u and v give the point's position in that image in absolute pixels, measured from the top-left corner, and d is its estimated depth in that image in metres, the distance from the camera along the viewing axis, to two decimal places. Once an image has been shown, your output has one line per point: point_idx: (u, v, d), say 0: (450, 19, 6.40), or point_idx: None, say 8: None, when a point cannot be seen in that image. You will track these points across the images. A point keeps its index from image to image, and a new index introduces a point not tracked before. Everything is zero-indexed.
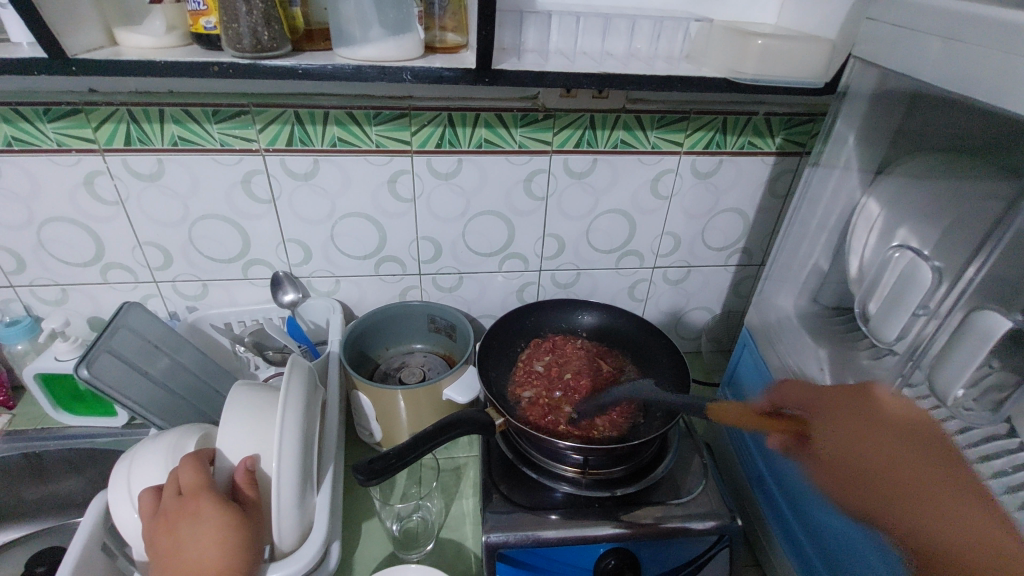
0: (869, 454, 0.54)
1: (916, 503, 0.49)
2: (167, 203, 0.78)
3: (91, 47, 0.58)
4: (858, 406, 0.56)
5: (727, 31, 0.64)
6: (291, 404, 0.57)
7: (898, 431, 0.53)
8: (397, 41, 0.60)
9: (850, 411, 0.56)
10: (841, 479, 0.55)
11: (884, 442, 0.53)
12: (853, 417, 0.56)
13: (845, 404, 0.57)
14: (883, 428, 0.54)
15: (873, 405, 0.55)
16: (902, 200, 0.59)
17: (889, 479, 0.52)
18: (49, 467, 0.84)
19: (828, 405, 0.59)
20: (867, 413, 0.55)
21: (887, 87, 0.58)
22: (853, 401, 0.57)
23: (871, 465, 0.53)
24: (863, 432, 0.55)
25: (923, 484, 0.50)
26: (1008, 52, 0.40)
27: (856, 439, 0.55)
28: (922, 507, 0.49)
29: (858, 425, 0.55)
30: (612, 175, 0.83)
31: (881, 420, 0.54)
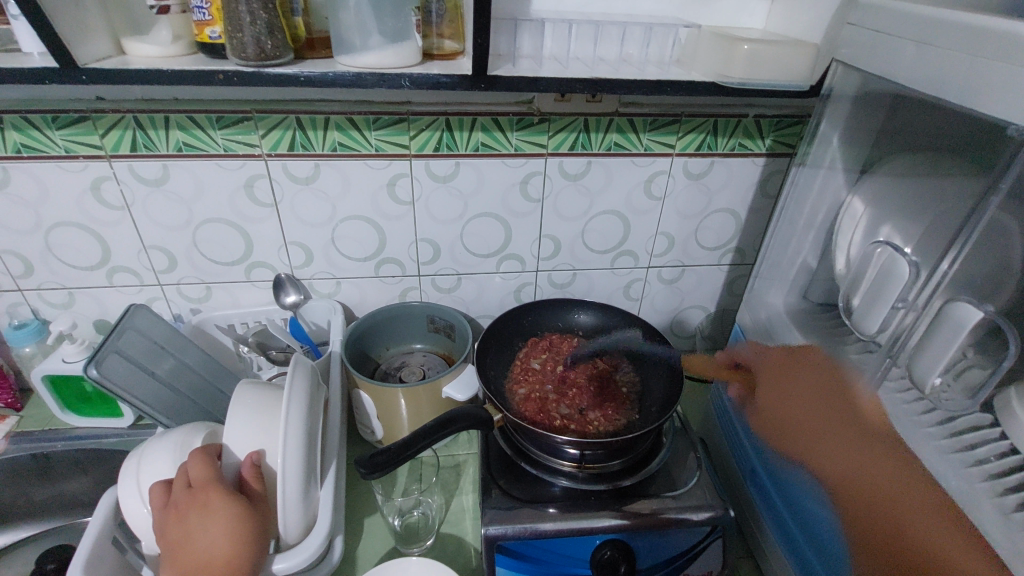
0: (819, 425, 0.61)
1: (861, 479, 0.56)
2: (172, 207, 0.80)
3: (100, 56, 0.60)
4: (807, 376, 0.64)
5: (715, 36, 0.66)
6: (295, 401, 0.59)
7: (841, 408, 0.60)
8: (396, 48, 0.62)
9: (805, 382, 0.64)
10: (790, 435, 0.65)
11: (819, 407, 0.62)
12: (808, 387, 0.64)
13: (795, 372, 0.66)
14: (826, 405, 0.61)
15: (824, 376, 0.63)
16: (885, 199, 0.61)
17: (838, 459, 0.59)
18: (55, 468, 0.85)
19: (783, 375, 0.67)
20: (824, 388, 0.62)
21: (869, 90, 0.60)
22: (801, 372, 0.65)
23: (822, 440, 0.61)
24: (812, 407, 0.63)
25: (867, 455, 0.56)
26: (980, 55, 0.42)
27: (808, 409, 0.63)
28: (867, 486, 0.55)
29: (808, 398, 0.64)
30: (606, 176, 0.85)
31: (829, 393, 0.61)
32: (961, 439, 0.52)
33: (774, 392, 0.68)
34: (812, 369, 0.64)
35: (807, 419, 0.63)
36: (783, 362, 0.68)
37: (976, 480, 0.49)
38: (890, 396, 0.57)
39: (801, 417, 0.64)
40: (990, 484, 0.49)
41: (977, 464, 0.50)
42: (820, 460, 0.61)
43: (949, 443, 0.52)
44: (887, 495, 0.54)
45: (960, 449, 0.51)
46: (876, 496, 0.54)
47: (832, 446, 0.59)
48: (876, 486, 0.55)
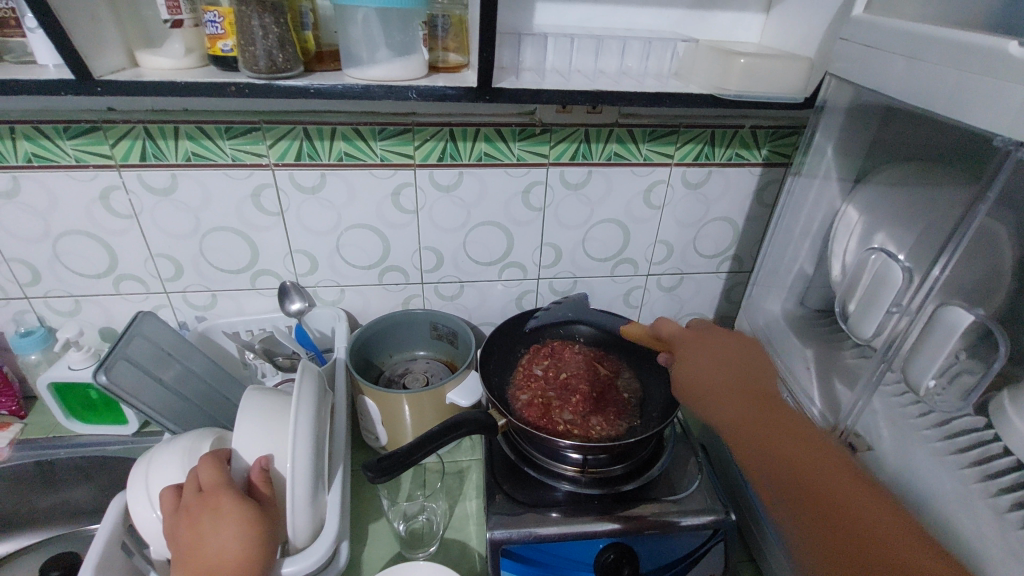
0: (720, 385, 0.60)
1: (782, 438, 0.53)
2: (180, 216, 0.81)
3: (114, 69, 0.62)
4: (718, 347, 0.65)
5: (712, 50, 0.68)
6: (304, 406, 0.60)
7: (748, 380, 0.60)
8: (403, 61, 0.64)
9: (717, 349, 0.64)
10: (750, 437, 0.54)
11: (722, 370, 0.61)
12: (717, 353, 0.64)
13: (698, 343, 0.67)
14: (735, 372, 0.61)
15: (741, 350, 0.64)
16: (879, 207, 0.63)
17: (745, 418, 0.56)
18: (60, 476, 0.86)
19: (703, 340, 0.67)
20: (738, 361, 0.63)
21: (861, 102, 0.61)
22: (719, 342, 0.65)
23: (731, 399, 0.58)
24: (726, 371, 0.61)
25: (771, 416, 0.56)
26: (967, 70, 0.44)
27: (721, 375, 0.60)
28: (785, 446, 0.53)
29: (722, 360, 0.63)
30: (606, 186, 0.87)
31: (734, 362, 0.62)
32: (955, 441, 0.54)
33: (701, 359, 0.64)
34: (722, 340, 0.66)
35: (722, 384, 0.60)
36: (700, 334, 0.68)
37: (971, 481, 0.51)
38: (887, 401, 0.60)
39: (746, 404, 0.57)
40: (985, 484, 0.50)
41: (972, 465, 0.52)
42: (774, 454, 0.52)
43: (943, 445, 0.54)
44: (811, 460, 0.51)
45: (953, 451, 0.53)
46: (798, 462, 0.51)
47: (745, 407, 0.57)
48: (793, 448, 0.52)
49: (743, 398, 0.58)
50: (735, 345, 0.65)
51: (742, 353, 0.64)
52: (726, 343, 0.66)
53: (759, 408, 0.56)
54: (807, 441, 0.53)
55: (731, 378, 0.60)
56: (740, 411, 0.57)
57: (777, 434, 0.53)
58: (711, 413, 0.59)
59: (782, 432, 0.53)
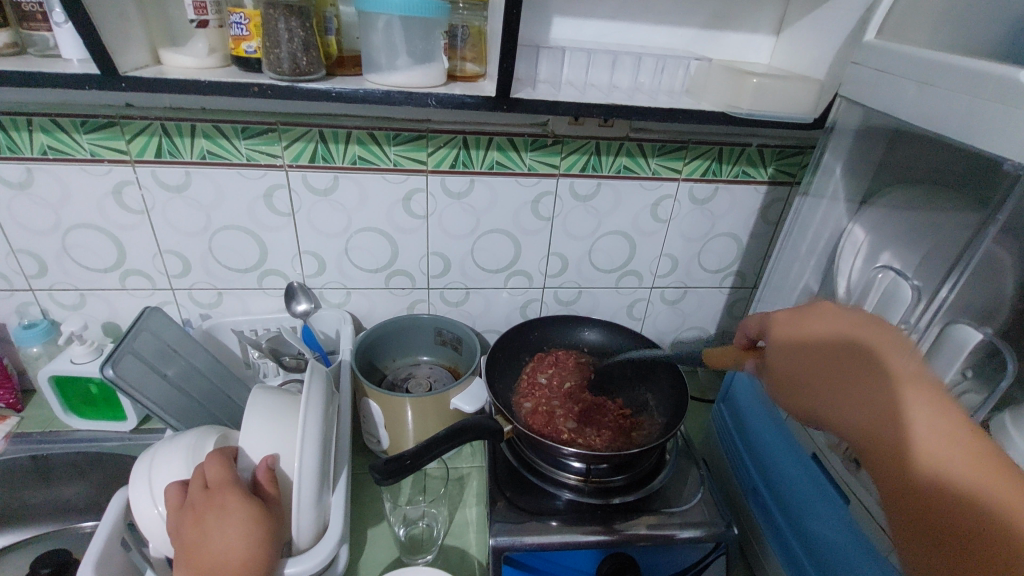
0: (814, 378, 0.60)
1: (887, 442, 0.50)
2: (191, 213, 0.82)
3: (138, 66, 0.62)
4: (818, 319, 0.63)
5: (725, 69, 0.70)
6: (312, 406, 0.60)
7: (862, 369, 0.55)
8: (423, 69, 0.65)
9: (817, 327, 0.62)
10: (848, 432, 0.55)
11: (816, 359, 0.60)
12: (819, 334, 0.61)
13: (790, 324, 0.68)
14: (846, 358, 0.57)
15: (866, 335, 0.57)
16: (884, 227, 0.64)
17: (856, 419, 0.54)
18: (55, 471, 0.85)
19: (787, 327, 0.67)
20: (856, 353, 0.57)
21: (871, 124, 0.63)
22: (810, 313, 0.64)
23: (812, 384, 0.60)
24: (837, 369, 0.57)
25: (865, 400, 0.54)
26: (978, 97, 0.45)
27: (807, 354, 0.61)
28: (876, 436, 0.52)
29: (822, 342, 0.60)
30: (615, 198, 0.88)
31: (846, 345, 0.58)
32: None
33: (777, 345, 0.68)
34: (838, 324, 0.60)
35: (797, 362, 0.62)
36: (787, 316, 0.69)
37: None
38: None
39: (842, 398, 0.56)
40: None
41: None
42: (872, 447, 0.52)
43: None
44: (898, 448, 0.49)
45: None
46: (894, 462, 0.49)
47: (841, 397, 0.56)
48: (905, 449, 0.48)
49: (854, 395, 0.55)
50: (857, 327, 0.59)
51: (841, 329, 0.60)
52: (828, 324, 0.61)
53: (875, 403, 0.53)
54: (899, 427, 0.50)
55: (824, 360, 0.59)
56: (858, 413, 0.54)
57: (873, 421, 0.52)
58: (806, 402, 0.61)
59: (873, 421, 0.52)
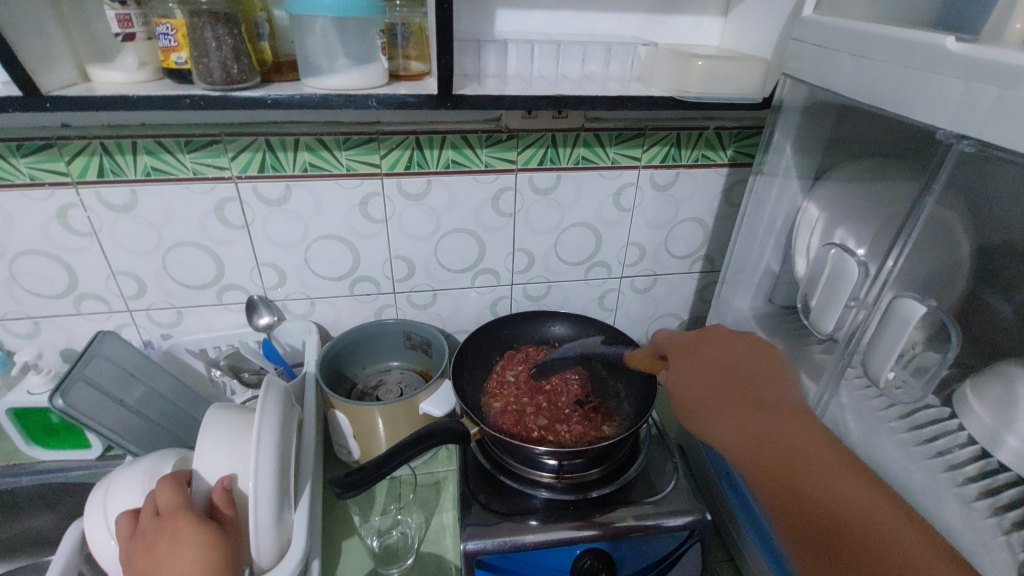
0: (723, 396, 0.60)
1: (795, 456, 0.52)
2: (141, 232, 0.80)
3: (65, 83, 0.60)
4: (711, 346, 0.67)
5: (671, 53, 0.69)
6: (267, 424, 0.58)
7: (753, 389, 0.60)
8: (362, 70, 0.63)
9: (711, 354, 0.66)
10: (749, 444, 0.55)
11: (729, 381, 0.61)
12: (712, 359, 0.65)
13: (696, 345, 0.68)
14: (736, 381, 0.61)
15: (754, 363, 0.63)
16: (838, 203, 0.64)
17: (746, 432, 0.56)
18: (20, 505, 0.82)
19: (693, 348, 0.68)
20: (748, 377, 0.61)
21: (817, 100, 0.62)
22: (701, 341, 0.68)
23: (721, 400, 0.60)
24: (743, 385, 0.60)
25: (779, 422, 0.55)
26: (910, 66, 0.44)
27: (705, 374, 0.63)
28: (786, 450, 0.53)
29: (726, 363, 0.64)
30: (576, 190, 0.87)
31: (736, 371, 0.63)
32: (920, 432, 0.55)
33: (685, 361, 0.67)
34: (724, 353, 0.65)
35: (712, 381, 0.62)
36: (692, 338, 0.69)
37: (936, 471, 0.52)
38: (854, 394, 0.60)
39: (753, 415, 0.57)
40: (949, 474, 0.51)
41: (938, 455, 0.53)
42: (777, 459, 0.53)
43: (911, 436, 0.55)
44: (807, 464, 0.51)
45: (920, 442, 0.54)
46: (800, 472, 0.51)
47: (754, 413, 0.57)
48: (798, 458, 0.52)
49: (749, 411, 0.57)
50: (741, 357, 0.64)
51: (752, 363, 0.63)
52: (743, 355, 0.64)
53: (767, 420, 0.56)
54: (809, 446, 0.53)
55: (719, 379, 0.62)
56: (750, 426, 0.56)
57: (784, 437, 0.54)
58: (707, 418, 0.60)
59: (783, 439, 0.54)
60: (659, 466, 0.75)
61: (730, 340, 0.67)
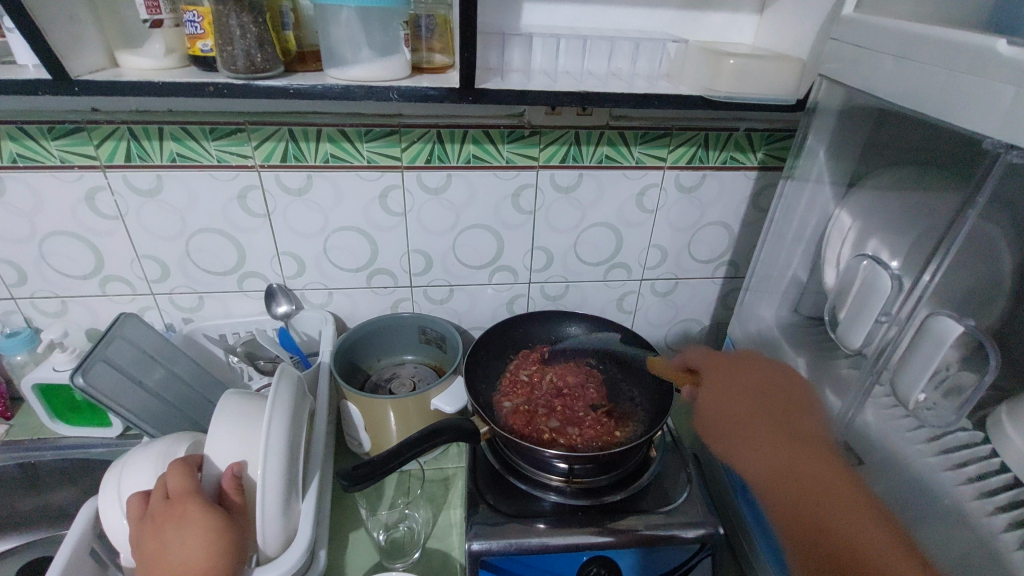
0: (746, 422, 0.61)
1: (817, 489, 0.52)
2: (166, 217, 0.81)
3: (94, 68, 0.61)
4: (745, 368, 0.66)
5: (702, 50, 0.67)
6: (278, 412, 0.59)
7: (786, 419, 0.59)
8: (385, 62, 0.63)
9: (744, 376, 0.65)
10: (772, 478, 0.55)
11: (755, 407, 0.61)
12: (745, 381, 0.64)
13: (732, 366, 0.67)
14: (770, 408, 0.60)
15: (792, 392, 0.61)
16: (873, 212, 0.61)
17: (767, 457, 0.56)
18: (43, 478, 0.85)
19: (728, 368, 0.67)
20: (784, 406, 0.60)
21: (854, 104, 0.60)
22: (739, 363, 0.67)
23: (756, 432, 0.59)
24: (770, 414, 0.60)
25: (807, 456, 0.55)
26: (957, 69, 0.42)
27: (732, 390, 0.64)
28: (807, 484, 0.53)
29: (756, 388, 0.63)
30: (598, 189, 0.86)
31: (773, 398, 0.61)
32: (951, 457, 0.52)
33: (716, 380, 0.66)
34: (761, 380, 0.63)
35: (737, 404, 0.63)
36: (730, 360, 0.68)
37: (966, 499, 0.49)
38: (880, 413, 0.57)
39: (784, 448, 0.56)
40: (982, 503, 0.48)
41: (971, 482, 0.50)
42: (797, 496, 0.53)
43: (940, 461, 0.52)
44: (829, 499, 0.52)
45: (950, 468, 0.51)
46: (821, 510, 0.51)
47: (785, 445, 0.56)
48: (822, 494, 0.52)
49: (776, 441, 0.57)
50: (772, 383, 0.63)
51: (790, 390, 0.62)
52: (777, 375, 0.64)
53: (792, 450, 0.56)
54: (833, 479, 0.53)
55: (751, 405, 0.62)
56: (771, 455, 0.56)
57: (808, 472, 0.54)
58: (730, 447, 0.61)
59: (810, 471, 0.54)
60: (673, 474, 0.73)
61: (768, 364, 0.65)
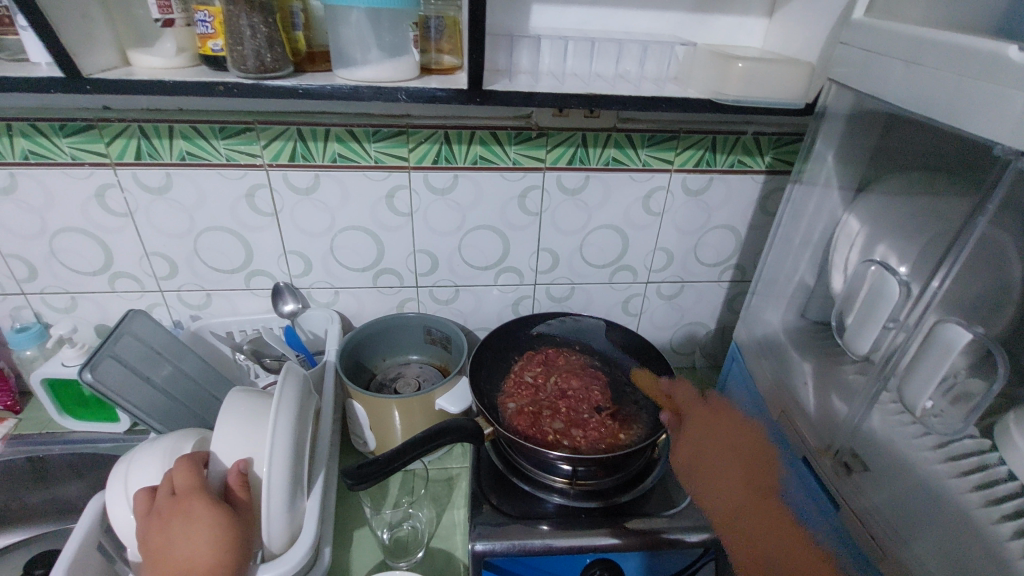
0: (719, 470, 0.68)
1: (775, 537, 0.60)
2: (175, 215, 0.81)
3: (105, 67, 0.61)
4: (725, 426, 0.74)
5: (710, 54, 0.67)
6: (283, 410, 0.59)
7: (756, 471, 0.66)
8: (394, 62, 0.63)
9: (723, 432, 0.73)
10: (733, 521, 0.64)
11: (731, 459, 0.68)
12: (724, 436, 0.72)
13: (710, 420, 0.75)
14: (742, 461, 0.68)
15: (761, 447, 0.68)
16: (882, 217, 0.61)
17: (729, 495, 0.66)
18: (52, 472, 0.86)
19: (709, 422, 0.75)
20: (752, 460, 0.67)
21: (863, 108, 0.60)
22: (719, 419, 0.75)
23: (726, 480, 0.67)
24: (741, 465, 0.67)
25: (766, 504, 0.62)
26: (968, 75, 0.41)
27: (711, 443, 0.72)
28: (766, 529, 0.61)
29: (732, 442, 0.71)
30: (605, 191, 0.86)
31: (743, 452, 0.69)
32: (958, 464, 0.51)
33: (696, 427, 0.75)
34: (739, 435, 0.72)
35: (714, 455, 0.70)
36: (709, 412, 0.76)
37: (972, 507, 0.48)
38: (886, 418, 0.57)
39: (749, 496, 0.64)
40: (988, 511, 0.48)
41: (977, 490, 0.49)
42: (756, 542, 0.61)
43: (947, 469, 0.52)
44: (784, 547, 0.59)
45: (957, 475, 0.51)
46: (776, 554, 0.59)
47: (749, 494, 0.64)
48: (777, 540, 0.60)
49: (745, 489, 0.65)
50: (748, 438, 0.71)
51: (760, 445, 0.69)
52: (752, 432, 0.71)
53: (754, 500, 0.63)
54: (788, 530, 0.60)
55: (727, 457, 0.69)
56: (732, 499, 0.65)
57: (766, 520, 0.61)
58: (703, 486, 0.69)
59: (770, 521, 0.61)
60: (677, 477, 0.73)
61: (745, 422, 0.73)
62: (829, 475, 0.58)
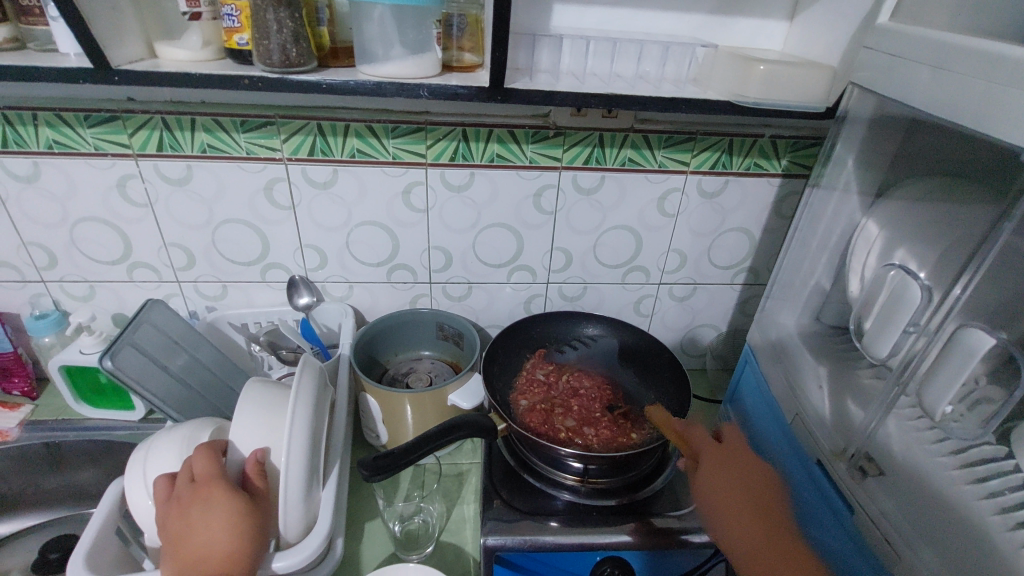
0: (739, 515, 0.60)
1: None
2: (194, 206, 0.82)
3: (133, 58, 0.62)
4: (738, 461, 0.66)
5: (731, 56, 0.67)
6: (301, 401, 0.59)
7: (771, 517, 0.60)
8: (416, 59, 0.63)
9: (739, 469, 0.65)
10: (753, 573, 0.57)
11: (750, 504, 0.61)
12: (741, 475, 0.64)
13: (726, 455, 0.66)
14: (760, 506, 0.61)
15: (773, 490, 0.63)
16: (901, 222, 0.61)
17: (751, 543, 0.58)
18: (67, 458, 0.87)
19: (726, 460, 0.65)
20: (768, 505, 0.61)
21: (885, 113, 0.60)
22: (730, 453, 0.67)
23: (747, 529, 0.59)
24: (760, 511, 0.60)
25: (791, 559, 0.56)
26: (995, 82, 0.42)
27: (728, 485, 0.63)
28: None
29: (746, 483, 0.63)
30: (620, 192, 0.86)
31: (760, 496, 0.62)
32: (972, 471, 0.51)
33: (712, 468, 0.65)
34: (757, 474, 0.64)
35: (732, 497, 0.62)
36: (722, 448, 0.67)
37: (987, 514, 0.48)
38: (902, 423, 0.57)
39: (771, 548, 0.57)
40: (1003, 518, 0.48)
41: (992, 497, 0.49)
42: None
43: (963, 475, 0.51)
44: None
45: (972, 482, 0.51)
46: None
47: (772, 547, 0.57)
48: None
49: (768, 539, 0.58)
50: (764, 477, 0.64)
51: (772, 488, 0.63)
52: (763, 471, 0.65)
53: (779, 553, 0.57)
54: None
55: (744, 498, 0.61)
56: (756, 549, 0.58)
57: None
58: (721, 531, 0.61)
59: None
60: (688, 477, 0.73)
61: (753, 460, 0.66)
62: (844, 479, 0.57)
